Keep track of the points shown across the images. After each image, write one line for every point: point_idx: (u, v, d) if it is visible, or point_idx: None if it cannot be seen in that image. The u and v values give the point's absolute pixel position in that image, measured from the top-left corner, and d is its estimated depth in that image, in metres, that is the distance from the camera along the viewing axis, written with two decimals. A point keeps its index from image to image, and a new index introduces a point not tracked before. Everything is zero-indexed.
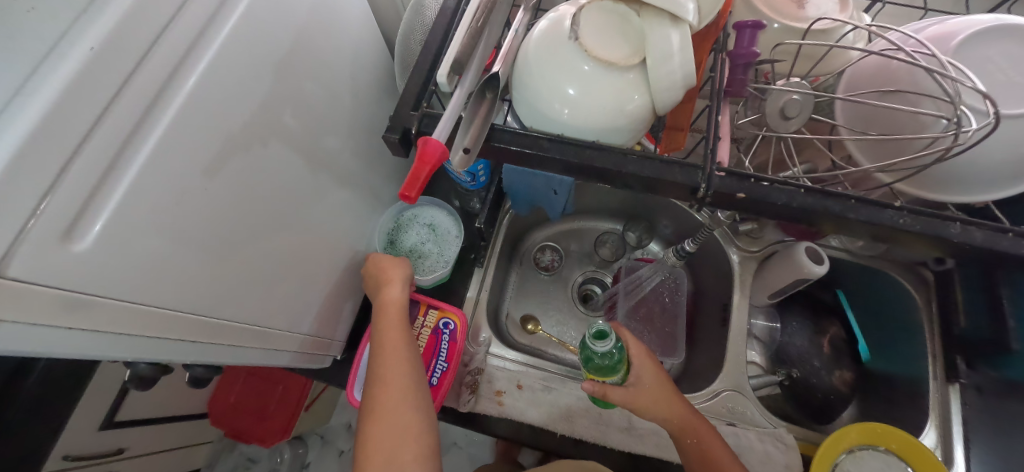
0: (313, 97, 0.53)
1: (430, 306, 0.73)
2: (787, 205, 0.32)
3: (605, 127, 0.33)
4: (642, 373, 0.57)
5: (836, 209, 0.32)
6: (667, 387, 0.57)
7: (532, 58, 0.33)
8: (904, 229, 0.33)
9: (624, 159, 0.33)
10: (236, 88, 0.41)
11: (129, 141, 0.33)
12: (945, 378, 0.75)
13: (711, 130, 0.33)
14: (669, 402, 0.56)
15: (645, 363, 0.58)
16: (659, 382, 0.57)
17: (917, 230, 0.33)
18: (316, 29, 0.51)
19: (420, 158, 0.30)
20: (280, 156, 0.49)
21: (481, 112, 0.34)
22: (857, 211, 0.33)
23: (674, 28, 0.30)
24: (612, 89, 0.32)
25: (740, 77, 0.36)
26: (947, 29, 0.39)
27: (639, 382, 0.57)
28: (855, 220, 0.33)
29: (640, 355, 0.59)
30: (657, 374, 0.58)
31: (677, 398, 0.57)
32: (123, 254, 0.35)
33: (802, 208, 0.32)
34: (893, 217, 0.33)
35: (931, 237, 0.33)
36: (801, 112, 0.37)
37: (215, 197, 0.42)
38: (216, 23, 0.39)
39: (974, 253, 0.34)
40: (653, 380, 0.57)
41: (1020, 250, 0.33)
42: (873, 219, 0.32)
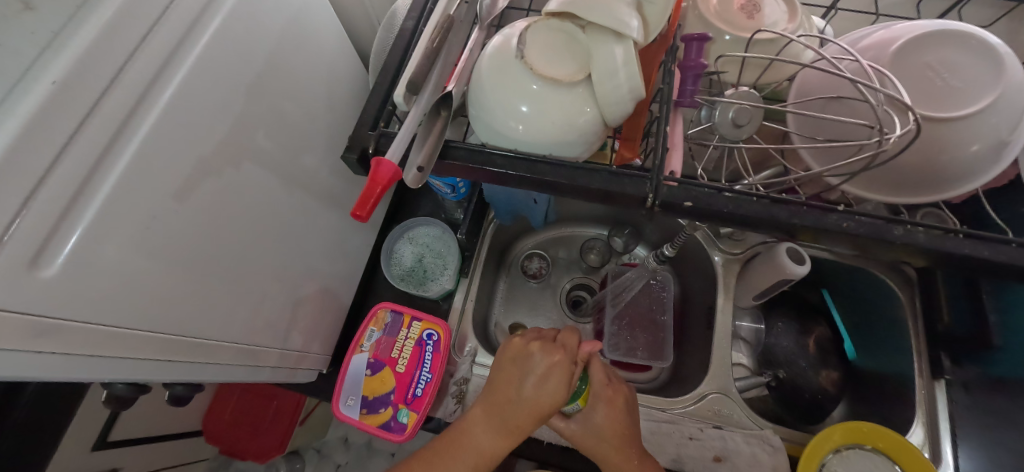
0: (287, 117, 0.54)
1: (414, 318, 0.73)
2: (733, 212, 0.33)
3: (556, 142, 0.34)
4: (593, 414, 0.58)
5: (782, 215, 0.34)
6: (617, 431, 0.57)
7: (484, 76, 0.34)
8: (849, 233, 0.35)
9: (575, 173, 0.34)
10: (206, 113, 0.42)
11: (95, 168, 0.34)
12: (931, 375, 0.75)
13: (661, 140, 0.34)
14: (617, 445, 0.56)
15: (602, 403, 0.58)
16: (609, 425, 0.57)
17: (862, 234, 0.34)
18: (287, 51, 0.52)
19: (372, 179, 0.31)
20: (254, 175, 0.50)
21: (435, 131, 0.35)
22: (802, 217, 0.34)
23: (618, 43, 0.31)
24: (562, 104, 0.33)
25: (691, 87, 0.37)
26: (890, 34, 0.39)
27: (586, 422, 0.58)
28: (800, 225, 0.34)
29: (602, 394, 0.58)
30: (611, 416, 0.57)
31: (627, 444, 0.57)
32: (93, 279, 0.36)
33: (748, 215, 0.33)
34: (837, 222, 0.35)
35: (876, 238, 0.35)
36: (750, 120, 0.37)
37: (188, 218, 0.43)
38: (183, 50, 0.40)
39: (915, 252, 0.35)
40: (604, 422, 0.57)
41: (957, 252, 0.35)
42: (818, 223, 0.34)
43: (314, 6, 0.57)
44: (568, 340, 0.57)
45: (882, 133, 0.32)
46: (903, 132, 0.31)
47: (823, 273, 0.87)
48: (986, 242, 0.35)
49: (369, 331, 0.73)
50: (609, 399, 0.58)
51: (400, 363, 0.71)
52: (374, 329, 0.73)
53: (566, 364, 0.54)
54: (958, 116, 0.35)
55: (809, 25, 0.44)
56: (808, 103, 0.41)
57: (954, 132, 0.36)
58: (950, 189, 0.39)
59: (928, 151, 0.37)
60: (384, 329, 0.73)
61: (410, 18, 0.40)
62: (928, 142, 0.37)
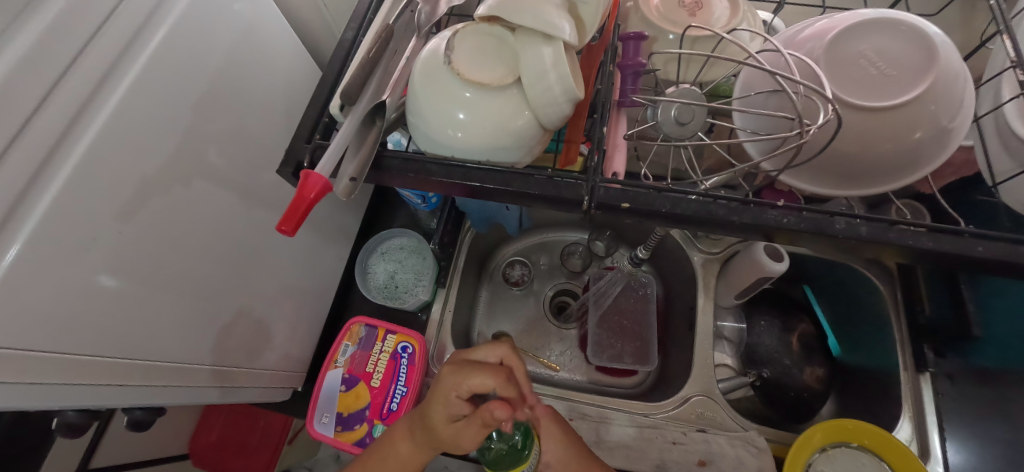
0: (242, 131, 0.53)
1: (388, 331, 0.72)
2: (671, 213, 0.33)
3: (492, 148, 0.34)
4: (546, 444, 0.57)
5: (722, 213, 0.33)
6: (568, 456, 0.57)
7: (417, 83, 0.34)
8: (790, 227, 0.34)
9: (510, 177, 0.34)
10: (148, 132, 0.42)
11: (26, 193, 0.34)
12: (915, 368, 0.73)
13: (598, 143, 0.34)
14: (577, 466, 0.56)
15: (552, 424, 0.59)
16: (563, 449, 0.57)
17: (803, 228, 0.34)
18: (239, 65, 0.52)
19: (300, 192, 0.30)
20: (206, 193, 0.49)
21: (369, 142, 0.35)
22: (742, 214, 0.33)
23: (547, 45, 0.31)
24: (495, 109, 0.32)
25: (630, 86, 0.36)
26: (832, 23, 0.38)
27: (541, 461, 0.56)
28: (742, 222, 0.33)
29: (547, 417, 0.59)
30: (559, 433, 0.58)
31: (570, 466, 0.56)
32: (29, 305, 0.35)
33: (686, 215, 0.33)
34: (778, 217, 0.34)
35: (820, 233, 0.35)
36: (693, 117, 0.36)
37: (133, 238, 0.42)
38: (119, 70, 0.39)
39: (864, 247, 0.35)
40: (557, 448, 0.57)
41: (905, 241, 0.34)
42: (758, 220, 0.33)
43: (267, 20, 0.56)
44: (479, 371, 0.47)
45: (804, 125, 0.32)
46: (823, 122, 0.31)
47: (803, 269, 0.86)
48: (935, 232, 0.35)
49: (343, 346, 0.72)
50: (556, 419, 0.59)
51: (375, 377, 0.70)
52: (348, 344, 0.72)
53: (456, 386, 0.47)
54: (888, 106, 0.35)
55: (755, 20, 0.44)
56: (750, 96, 0.40)
57: (892, 120, 0.36)
58: (899, 178, 0.39)
59: (870, 141, 0.37)
60: (358, 343, 0.72)
61: (349, 29, 0.39)
62: (869, 131, 0.36)
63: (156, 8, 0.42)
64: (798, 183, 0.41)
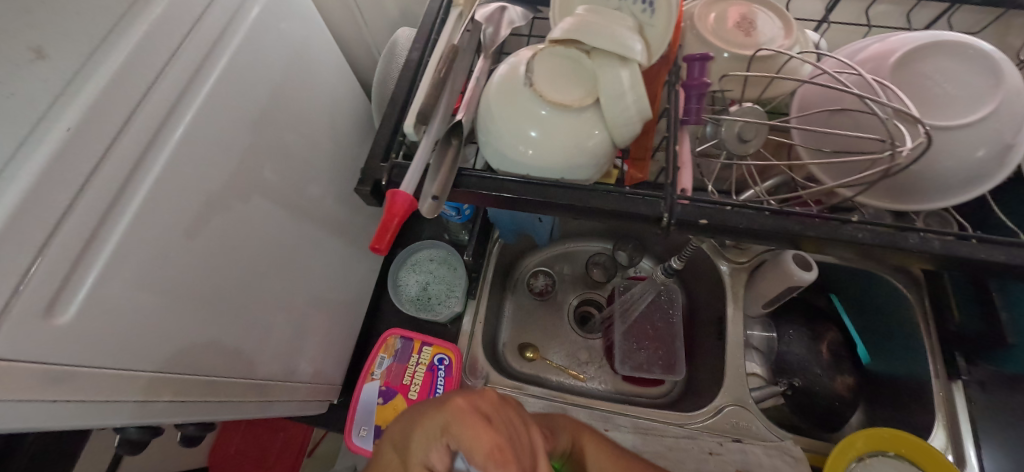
0: (292, 145, 0.54)
1: (424, 343, 0.73)
2: (750, 229, 0.33)
3: (567, 165, 0.35)
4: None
5: (797, 229, 0.34)
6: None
7: (492, 102, 0.35)
8: (863, 244, 0.35)
9: (588, 195, 0.34)
10: (214, 150, 0.42)
11: (110, 210, 0.34)
12: (947, 376, 0.74)
13: (670, 161, 0.34)
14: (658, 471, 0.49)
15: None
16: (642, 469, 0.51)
17: (876, 244, 0.34)
18: (292, 84, 0.53)
19: (388, 211, 0.31)
20: (261, 209, 0.50)
21: (447, 161, 0.35)
22: (817, 229, 0.34)
23: (623, 66, 0.32)
24: (571, 128, 0.33)
25: (695, 106, 0.36)
26: (886, 47, 0.40)
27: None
28: (816, 237, 0.34)
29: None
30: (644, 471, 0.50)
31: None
32: (111, 322, 0.35)
33: (764, 231, 0.33)
34: (851, 233, 0.34)
35: (891, 248, 0.35)
36: (756, 135, 0.37)
37: (199, 255, 0.42)
38: (191, 89, 0.40)
39: (930, 262, 0.36)
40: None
41: (976, 255, 0.35)
42: (833, 235, 0.34)
43: (316, 40, 0.58)
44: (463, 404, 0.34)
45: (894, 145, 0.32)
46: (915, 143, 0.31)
47: (828, 278, 0.88)
48: (999, 246, 0.35)
49: (379, 358, 0.72)
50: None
51: (412, 389, 0.70)
52: (384, 356, 0.72)
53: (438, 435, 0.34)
54: (958, 122, 0.36)
55: (806, 43, 0.45)
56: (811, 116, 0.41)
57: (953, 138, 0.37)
58: (958, 195, 0.39)
59: (937, 157, 0.37)
60: (394, 355, 0.72)
61: (414, 49, 0.41)
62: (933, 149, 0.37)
63: (224, 30, 0.43)
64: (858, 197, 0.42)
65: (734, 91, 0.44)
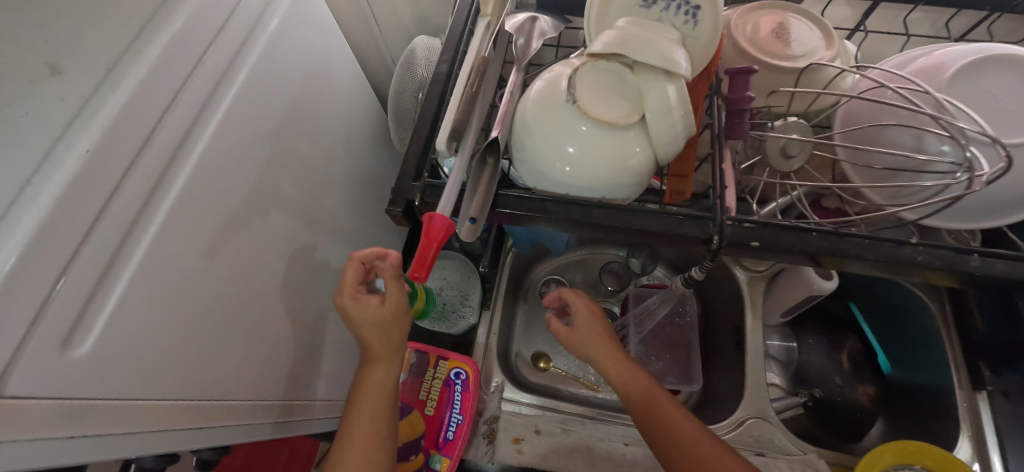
0: (310, 159, 0.53)
1: (440, 357, 0.72)
2: (802, 251, 0.31)
3: (607, 183, 0.33)
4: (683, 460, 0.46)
5: (853, 250, 0.31)
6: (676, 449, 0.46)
7: (529, 118, 0.33)
8: (924, 266, 0.31)
9: (630, 215, 0.32)
10: (233, 167, 0.41)
11: (129, 233, 0.33)
12: (971, 386, 0.73)
13: (717, 179, 0.32)
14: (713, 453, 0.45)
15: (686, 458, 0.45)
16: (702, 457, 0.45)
17: (937, 267, 0.30)
18: (309, 96, 0.52)
19: (426, 236, 0.29)
20: (280, 224, 0.48)
21: (484, 179, 0.33)
22: (873, 251, 0.31)
23: (670, 81, 0.30)
24: (613, 145, 0.32)
25: (738, 121, 0.35)
26: (933, 61, 0.35)
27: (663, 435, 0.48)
28: (877, 261, 0.31)
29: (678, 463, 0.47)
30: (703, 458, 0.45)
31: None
32: (131, 351, 0.33)
33: (816, 253, 0.31)
34: (910, 255, 0.30)
35: (949, 271, 0.31)
36: (802, 151, 0.36)
37: (218, 276, 0.41)
38: (210, 104, 0.39)
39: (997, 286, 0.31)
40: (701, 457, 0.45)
41: None
42: (891, 257, 0.30)
43: (334, 52, 0.57)
44: (349, 274, 0.47)
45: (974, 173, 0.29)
46: (997, 171, 0.28)
47: (846, 286, 0.86)
48: None
49: None
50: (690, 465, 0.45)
51: (429, 405, 0.69)
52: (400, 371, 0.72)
53: (355, 301, 0.46)
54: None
55: (849, 56, 0.42)
56: (855, 133, 0.36)
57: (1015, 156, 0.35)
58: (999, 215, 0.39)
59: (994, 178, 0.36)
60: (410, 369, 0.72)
61: (443, 61, 0.39)
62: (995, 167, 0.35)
63: (243, 43, 0.42)
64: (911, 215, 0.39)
65: (783, 107, 0.41)
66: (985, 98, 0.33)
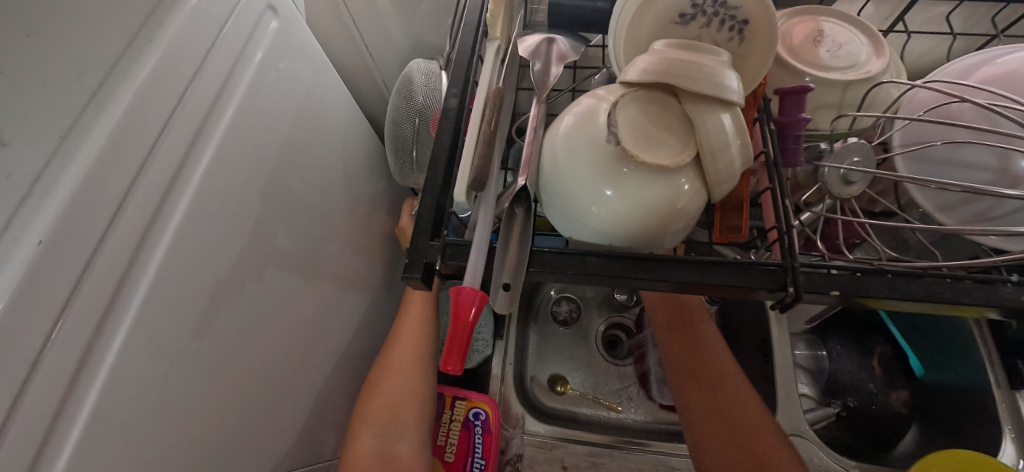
0: (305, 203, 0.48)
1: (456, 397, 0.67)
2: (890, 299, 0.27)
3: (655, 228, 0.29)
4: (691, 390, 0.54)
5: (947, 295, 0.27)
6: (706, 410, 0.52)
7: (561, 159, 0.29)
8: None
9: (685, 267, 0.28)
10: (219, 227, 0.36)
11: (102, 324, 0.28)
12: (1009, 385, 0.69)
13: (782, 218, 0.28)
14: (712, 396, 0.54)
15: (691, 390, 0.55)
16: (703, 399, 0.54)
17: None
18: (301, 135, 0.48)
19: (455, 315, 0.25)
20: (277, 281, 0.44)
21: (515, 234, 0.29)
22: (969, 294, 0.27)
23: (724, 110, 0.26)
24: (661, 186, 0.27)
25: (793, 146, 0.31)
26: (998, 70, 0.32)
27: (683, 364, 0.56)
28: (972, 305, 0.27)
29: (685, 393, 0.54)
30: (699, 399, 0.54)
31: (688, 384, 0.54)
32: (112, 461, 0.29)
33: (906, 300, 0.27)
34: (1012, 296, 0.27)
35: None
36: (863, 176, 0.32)
37: (212, 352, 0.36)
38: (190, 161, 0.34)
39: None
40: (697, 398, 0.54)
41: None
42: (991, 300, 0.27)
43: (325, 85, 0.53)
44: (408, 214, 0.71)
45: None
46: None
47: None
48: None
49: None
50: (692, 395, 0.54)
51: (449, 450, 0.65)
52: None
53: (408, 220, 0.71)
54: None
55: (898, 62, 0.38)
56: (923, 151, 0.33)
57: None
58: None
59: None
60: None
61: (452, 95, 0.35)
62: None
63: (225, 87, 0.37)
64: (1006, 245, 0.33)
65: (844, 129, 0.37)
66: None
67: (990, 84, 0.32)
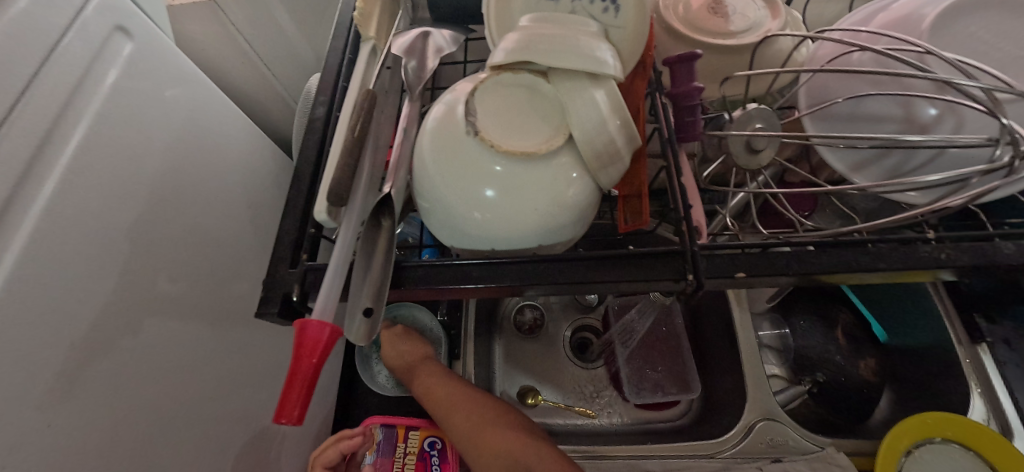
0: (195, 238, 0.44)
1: (409, 428, 0.61)
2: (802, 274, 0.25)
3: (546, 227, 0.25)
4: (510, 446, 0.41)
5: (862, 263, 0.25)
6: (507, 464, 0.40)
7: (430, 160, 0.26)
8: (952, 266, 0.25)
9: (577, 265, 0.25)
10: (68, 277, 0.31)
11: None
12: (970, 341, 0.68)
13: (677, 198, 0.26)
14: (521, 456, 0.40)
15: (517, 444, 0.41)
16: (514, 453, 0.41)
17: (968, 265, 0.25)
18: (182, 165, 0.43)
19: (299, 354, 0.21)
20: (162, 329, 0.39)
21: (380, 246, 0.26)
22: (885, 259, 0.25)
23: (595, 86, 0.23)
24: (541, 178, 0.24)
25: (690, 119, 0.28)
26: (900, 13, 0.30)
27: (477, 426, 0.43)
28: (892, 270, 0.25)
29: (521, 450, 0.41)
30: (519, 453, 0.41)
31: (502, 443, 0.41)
32: None
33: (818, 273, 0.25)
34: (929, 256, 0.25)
35: (983, 268, 0.26)
36: (770, 142, 0.29)
37: (73, 422, 0.31)
38: (18, 204, 0.29)
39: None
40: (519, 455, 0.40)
41: None
42: (908, 263, 0.25)
43: (213, 110, 0.49)
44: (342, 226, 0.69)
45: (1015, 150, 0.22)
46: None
47: None
48: None
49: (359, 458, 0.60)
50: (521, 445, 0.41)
51: None
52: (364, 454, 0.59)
53: None
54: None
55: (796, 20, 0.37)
56: (829, 109, 0.31)
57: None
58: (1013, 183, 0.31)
59: None
60: (376, 450, 0.60)
61: (319, 103, 0.31)
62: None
63: (63, 117, 0.33)
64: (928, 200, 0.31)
65: (739, 95, 0.36)
66: (977, 46, 0.27)
67: (889, 28, 0.30)
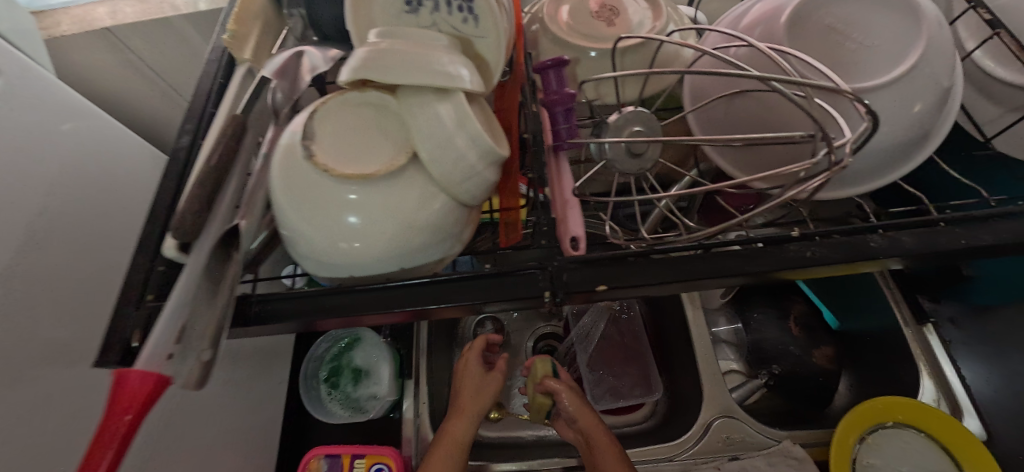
0: (88, 272, 0.41)
1: (354, 456, 0.57)
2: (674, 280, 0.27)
3: (416, 249, 0.25)
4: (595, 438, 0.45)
5: (731, 266, 0.27)
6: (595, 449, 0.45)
7: (281, 190, 0.24)
8: (822, 263, 0.27)
9: (456, 286, 0.28)
10: None
11: None
12: (916, 322, 0.68)
13: (540, 212, 0.29)
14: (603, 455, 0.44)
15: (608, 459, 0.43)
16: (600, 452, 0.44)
17: (836, 262, 0.27)
18: (71, 194, 0.41)
19: (115, 407, 0.20)
20: (49, 372, 0.36)
21: (225, 279, 0.26)
22: (757, 260, 0.27)
23: (441, 101, 0.23)
24: (400, 200, 0.23)
25: (564, 125, 0.28)
26: (769, 5, 0.31)
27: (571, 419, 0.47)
28: (764, 271, 0.27)
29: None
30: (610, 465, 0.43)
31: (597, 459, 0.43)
32: None
33: (687, 278, 0.27)
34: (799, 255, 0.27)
35: (850, 263, 0.27)
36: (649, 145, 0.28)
37: None
38: None
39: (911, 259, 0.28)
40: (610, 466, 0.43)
41: (961, 242, 0.27)
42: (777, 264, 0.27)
43: (111, 139, 0.47)
44: None
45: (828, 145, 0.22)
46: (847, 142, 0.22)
47: None
48: (984, 219, 0.27)
49: None
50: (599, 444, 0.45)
51: None
52: None
53: None
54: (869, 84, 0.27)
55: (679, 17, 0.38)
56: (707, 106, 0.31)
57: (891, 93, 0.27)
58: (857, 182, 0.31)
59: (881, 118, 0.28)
60: None
61: (183, 132, 0.30)
62: (884, 114, 0.28)
63: None
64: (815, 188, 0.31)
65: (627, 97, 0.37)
66: (833, 38, 0.29)
67: (759, 22, 0.31)
